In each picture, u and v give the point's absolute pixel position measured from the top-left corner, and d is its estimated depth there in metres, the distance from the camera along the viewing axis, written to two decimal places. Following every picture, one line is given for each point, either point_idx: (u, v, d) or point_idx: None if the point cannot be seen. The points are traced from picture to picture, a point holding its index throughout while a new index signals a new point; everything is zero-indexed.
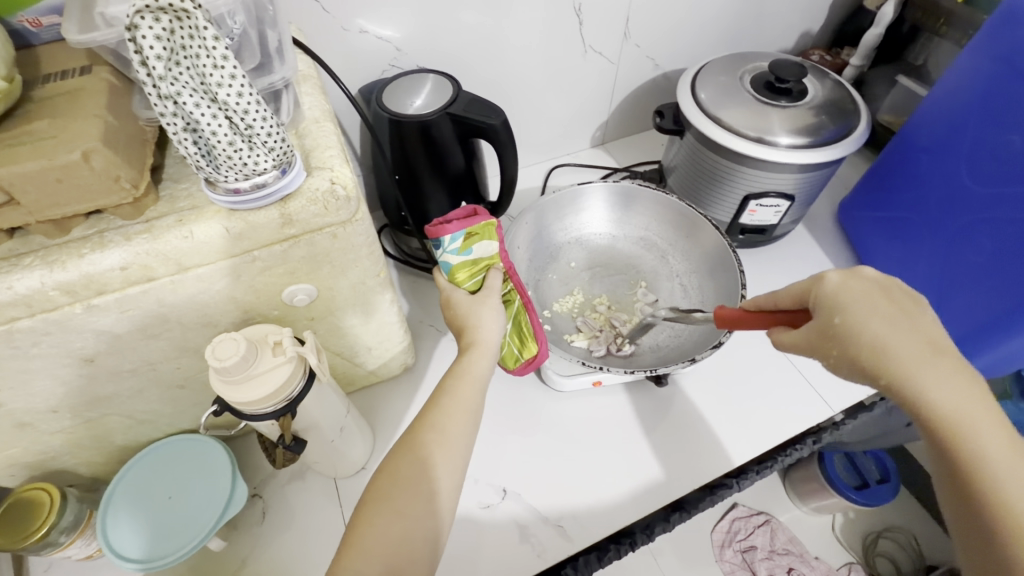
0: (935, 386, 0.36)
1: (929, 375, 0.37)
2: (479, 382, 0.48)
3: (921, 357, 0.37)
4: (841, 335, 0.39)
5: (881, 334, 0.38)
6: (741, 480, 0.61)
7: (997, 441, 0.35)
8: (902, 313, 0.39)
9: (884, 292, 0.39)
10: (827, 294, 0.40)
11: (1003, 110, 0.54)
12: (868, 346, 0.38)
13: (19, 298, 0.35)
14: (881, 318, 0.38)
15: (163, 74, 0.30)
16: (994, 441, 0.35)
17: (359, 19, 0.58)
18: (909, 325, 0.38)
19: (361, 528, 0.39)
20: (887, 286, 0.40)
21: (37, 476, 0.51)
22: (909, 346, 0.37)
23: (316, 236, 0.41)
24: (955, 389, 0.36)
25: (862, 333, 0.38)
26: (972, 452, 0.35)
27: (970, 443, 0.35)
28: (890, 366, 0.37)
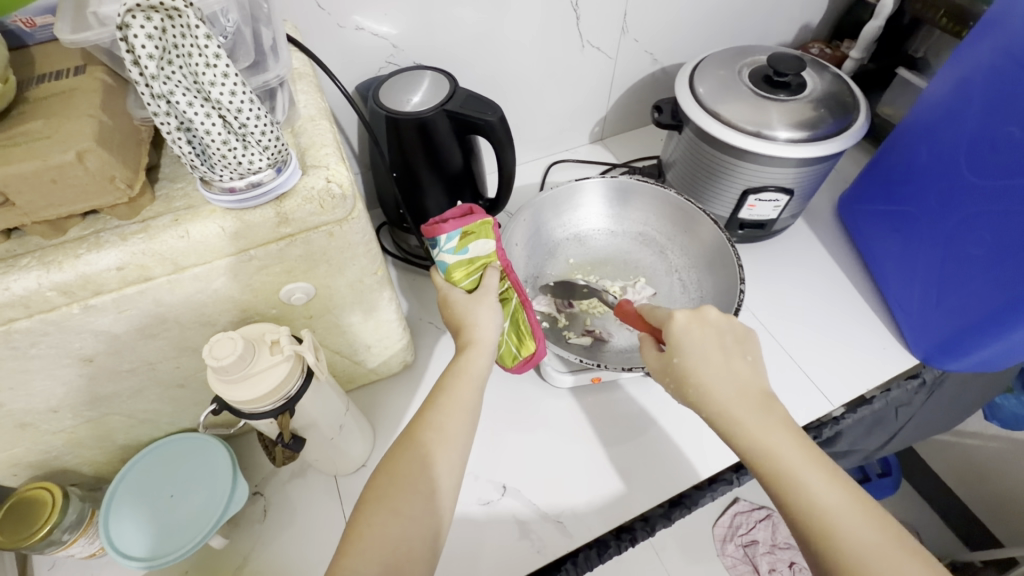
0: (748, 422, 0.42)
1: (742, 413, 0.43)
2: (476, 380, 0.48)
3: (733, 394, 0.44)
4: (678, 376, 0.46)
5: (704, 375, 0.44)
6: (742, 474, 0.61)
7: (804, 459, 0.40)
8: (726, 353, 0.45)
9: (717, 333, 0.46)
10: (671, 336, 0.47)
11: (1003, 102, 0.54)
12: (694, 388, 0.45)
13: (16, 298, 0.35)
14: (708, 359, 0.45)
15: (155, 73, 0.30)
16: (800, 460, 0.40)
17: (355, 15, 0.58)
18: (730, 364, 0.45)
19: (358, 528, 0.40)
20: (721, 328, 0.47)
21: (38, 476, 0.51)
22: (725, 384, 0.44)
23: (312, 235, 0.41)
24: (765, 420, 0.42)
25: (692, 374, 0.45)
26: (783, 471, 0.40)
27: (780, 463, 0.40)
28: (714, 404, 0.44)
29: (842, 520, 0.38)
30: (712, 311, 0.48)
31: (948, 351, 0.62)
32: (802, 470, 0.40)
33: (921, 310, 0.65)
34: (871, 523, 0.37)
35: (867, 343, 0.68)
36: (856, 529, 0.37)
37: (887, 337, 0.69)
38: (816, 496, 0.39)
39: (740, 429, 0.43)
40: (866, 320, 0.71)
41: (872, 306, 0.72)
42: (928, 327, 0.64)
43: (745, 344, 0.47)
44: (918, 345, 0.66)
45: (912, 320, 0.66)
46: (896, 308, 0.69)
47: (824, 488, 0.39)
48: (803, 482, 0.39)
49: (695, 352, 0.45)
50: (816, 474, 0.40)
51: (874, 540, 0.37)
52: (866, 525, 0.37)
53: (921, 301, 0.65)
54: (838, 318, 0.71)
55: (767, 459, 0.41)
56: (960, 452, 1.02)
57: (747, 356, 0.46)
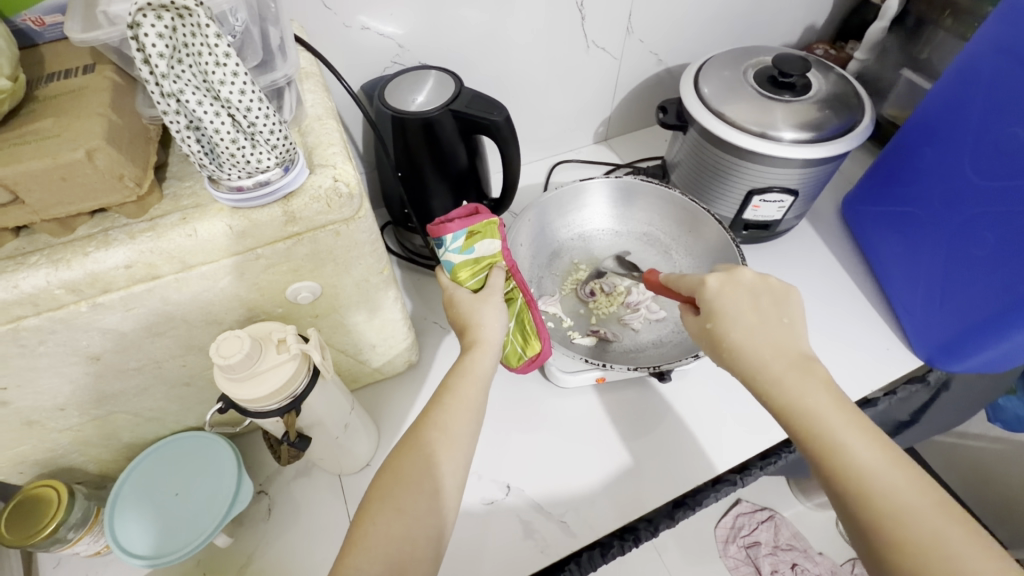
0: (785, 381, 0.43)
1: (781, 373, 0.43)
2: (481, 380, 0.48)
3: (771, 355, 0.44)
4: (713, 338, 0.46)
5: (740, 337, 0.45)
6: (745, 475, 0.60)
7: (841, 417, 0.41)
8: (763, 315, 0.46)
9: (752, 295, 0.47)
10: (706, 301, 0.47)
11: (1009, 103, 0.54)
12: (731, 349, 0.45)
13: (25, 296, 0.35)
14: (745, 323, 0.45)
15: (166, 72, 0.30)
16: (838, 419, 0.40)
17: (361, 15, 0.58)
18: (767, 325, 0.45)
19: (363, 527, 0.40)
20: (757, 289, 0.47)
21: (44, 474, 0.51)
22: (762, 345, 0.44)
23: (319, 234, 0.41)
24: (803, 379, 0.42)
25: (728, 337, 0.45)
26: (819, 429, 0.40)
27: (815, 421, 0.41)
28: (750, 363, 0.44)
29: (880, 479, 0.37)
30: (745, 275, 0.48)
31: (951, 352, 0.62)
32: (839, 430, 0.40)
33: (925, 310, 0.65)
34: (910, 483, 0.37)
35: (871, 344, 0.68)
36: (897, 490, 0.37)
37: (891, 338, 0.69)
38: (856, 454, 0.39)
39: (778, 386, 0.43)
40: (870, 321, 0.71)
41: (876, 306, 0.72)
42: (932, 329, 0.64)
43: (780, 304, 0.47)
44: (922, 347, 0.66)
45: (916, 321, 0.66)
46: (900, 309, 0.69)
47: (862, 446, 0.39)
48: (839, 440, 0.39)
49: (730, 312, 0.46)
50: (855, 433, 0.40)
51: (914, 502, 0.36)
52: (907, 486, 0.37)
53: (924, 301, 0.65)
54: (841, 318, 0.71)
55: (805, 416, 0.41)
56: (963, 453, 1.02)
57: (784, 317, 0.46)
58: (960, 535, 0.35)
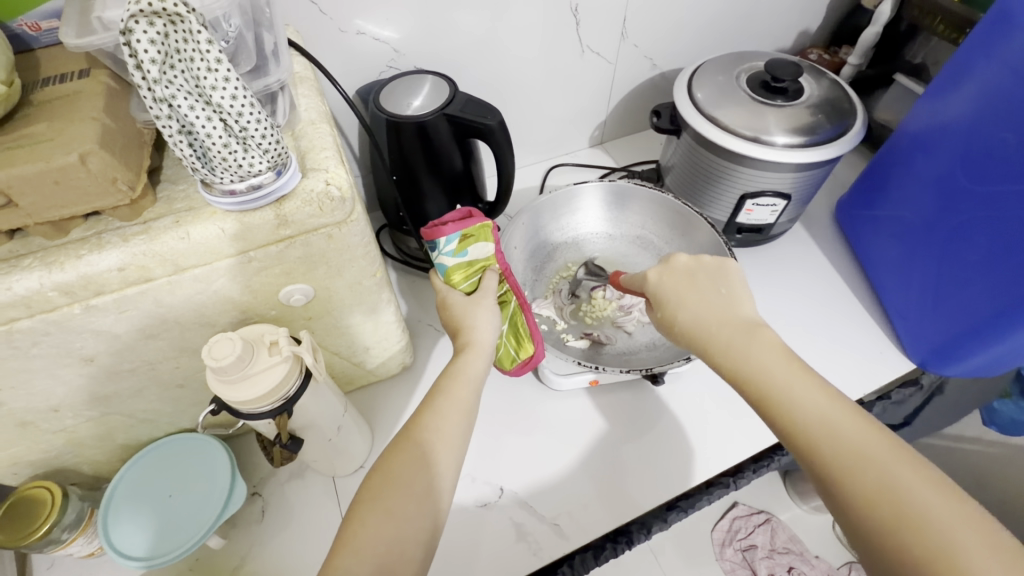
0: (733, 345, 0.43)
1: (727, 339, 0.43)
2: (473, 382, 0.48)
3: (716, 325, 0.44)
4: (666, 323, 0.47)
5: (691, 315, 0.45)
6: (738, 479, 0.62)
7: (791, 371, 0.40)
8: (702, 292, 0.46)
9: (689, 276, 0.48)
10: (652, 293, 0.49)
11: (998, 107, 0.54)
12: (682, 330, 0.45)
13: (18, 298, 0.36)
14: (688, 303, 0.46)
15: (157, 77, 0.31)
16: (782, 374, 0.40)
17: (357, 20, 0.58)
18: (709, 300, 0.46)
19: (353, 527, 0.40)
20: (693, 270, 0.49)
21: (38, 475, 0.52)
22: (708, 318, 0.45)
23: (311, 237, 0.42)
24: (750, 341, 0.42)
25: (679, 319, 0.46)
26: (769, 387, 0.40)
27: (767, 378, 0.40)
28: (701, 336, 0.44)
29: (829, 427, 0.37)
30: (682, 259, 0.50)
31: (945, 356, 0.62)
32: (789, 386, 0.39)
33: (919, 314, 0.65)
34: (863, 429, 0.36)
35: (865, 348, 0.68)
36: (845, 436, 0.36)
37: (885, 343, 0.69)
38: (802, 408, 0.38)
39: (727, 353, 0.43)
40: (864, 325, 0.71)
41: (869, 310, 0.72)
42: (925, 333, 0.64)
43: (716, 278, 0.48)
44: (915, 351, 0.66)
45: (910, 326, 0.66)
46: (893, 313, 0.69)
47: (811, 398, 0.38)
48: (789, 393, 0.39)
49: (678, 296, 0.47)
50: (803, 387, 0.39)
51: (864, 444, 0.35)
52: (857, 431, 0.36)
53: (918, 306, 0.65)
54: (835, 322, 0.71)
55: (752, 377, 0.41)
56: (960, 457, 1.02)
57: (720, 288, 0.47)
58: (911, 475, 0.33)
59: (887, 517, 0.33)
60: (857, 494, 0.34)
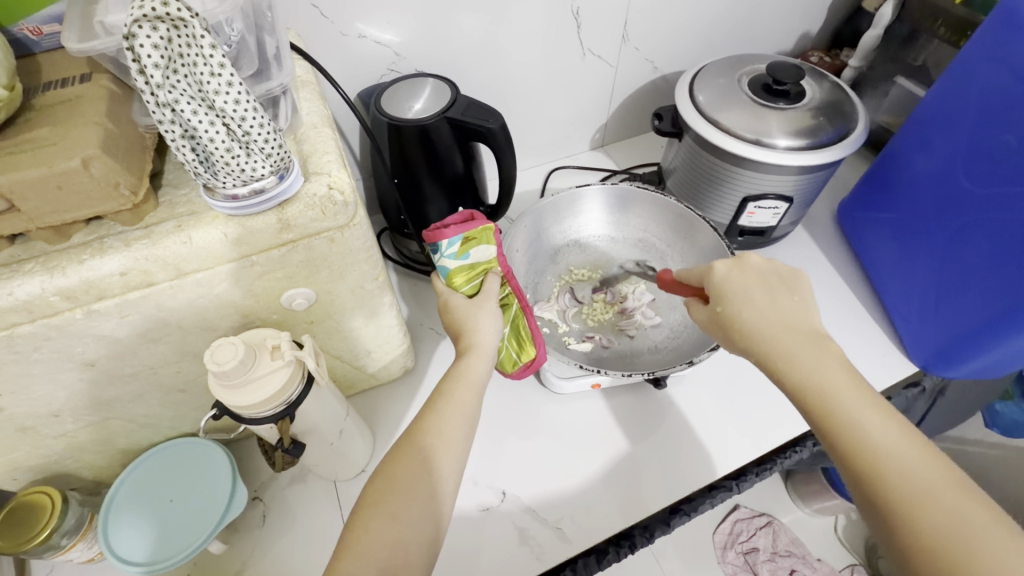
0: (798, 355, 0.43)
1: (791, 349, 0.43)
2: (476, 386, 0.48)
3: (783, 332, 0.44)
4: (724, 323, 0.47)
5: (754, 319, 0.45)
6: (741, 482, 0.61)
7: (856, 391, 0.40)
8: (773, 296, 0.46)
9: (762, 278, 0.47)
10: (715, 287, 0.48)
11: (1001, 108, 0.54)
12: (743, 331, 0.45)
13: (19, 303, 0.36)
14: (756, 304, 0.45)
15: (160, 82, 0.31)
16: (849, 393, 0.40)
17: (358, 23, 0.58)
18: (779, 306, 0.45)
19: (357, 532, 0.40)
20: (766, 273, 0.48)
21: (39, 480, 0.52)
22: (774, 324, 0.44)
23: (313, 241, 0.41)
24: (817, 354, 0.43)
25: (740, 320, 0.45)
26: (835, 403, 0.40)
27: (831, 394, 0.40)
28: (763, 342, 0.44)
29: (895, 454, 0.37)
30: (753, 259, 0.48)
31: (947, 358, 0.62)
32: (855, 406, 0.40)
33: (921, 316, 0.65)
34: (926, 461, 0.37)
35: (867, 351, 0.68)
36: (911, 467, 0.36)
37: (886, 346, 0.69)
38: (870, 431, 0.38)
39: (793, 362, 0.42)
40: (865, 328, 0.71)
41: (870, 312, 0.72)
42: (927, 335, 0.64)
43: (787, 284, 0.47)
44: (917, 353, 0.66)
45: (911, 327, 0.66)
46: (895, 315, 0.69)
47: (876, 423, 0.39)
48: (853, 414, 0.39)
49: (743, 296, 0.46)
50: (869, 411, 0.39)
51: (930, 478, 0.36)
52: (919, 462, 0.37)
53: (920, 308, 0.65)
54: (837, 324, 0.71)
55: (818, 391, 0.41)
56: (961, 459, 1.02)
57: (794, 295, 0.46)
58: (979, 515, 0.34)
59: (944, 550, 0.33)
60: (915, 522, 0.35)
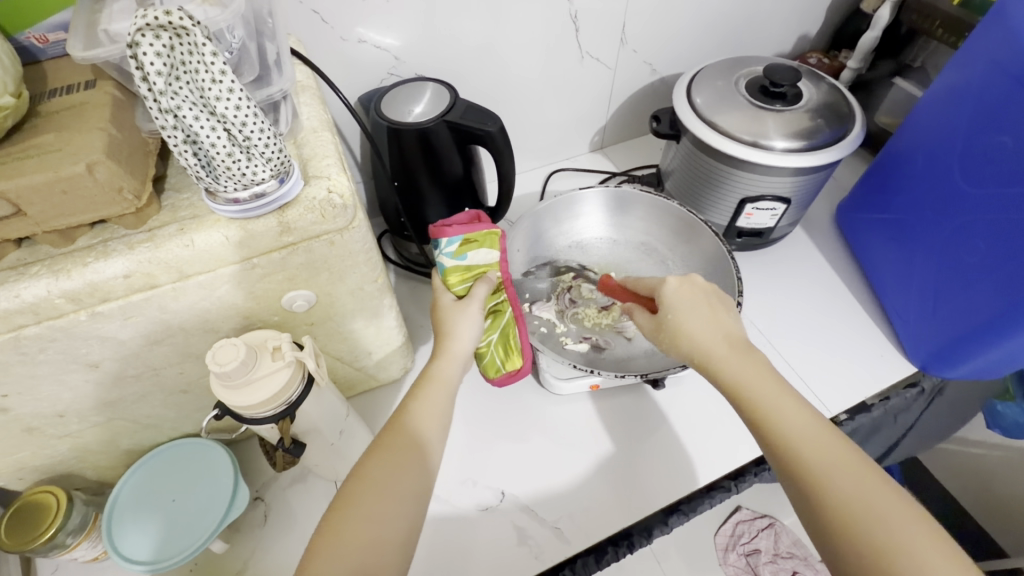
0: (729, 359, 0.45)
1: (726, 356, 0.46)
2: (449, 386, 0.49)
3: (720, 338, 0.47)
4: (667, 332, 0.48)
5: (694, 327, 0.47)
6: (739, 482, 0.62)
7: (778, 390, 0.43)
8: (713, 309, 0.48)
9: (705, 297, 0.49)
10: (664, 300, 0.49)
11: (994, 112, 0.54)
12: (683, 338, 0.47)
13: (26, 305, 0.36)
14: (694, 315, 0.47)
15: (163, 89, 0.31)
16: (774, 396, 0.43)
17: (358, 28, 0.59)
18: (712, 317, 0.48)
19: (327, 536, 0.40)
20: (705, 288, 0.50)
21: (45, 480, 0.52)
22: (711, 333, 0.47)
23: (313, 243, 0.42)
24: (744, 358, 0.45)
25: (681, 329, 0.47)
26: (758, 403, 0.43)
27: (753, 395, 0.43)
28: (700, 351, 0.46)
29: (809, 444, 0.40)
30: (700, 278, 0.50)
31: (946, 359, 0.62)
32: (775, 401, 0.43)
33: (919, 317, 0.65)
34: (833, 446, 0.40)
35: (865, 352, 0.68)
36: (824, 454, 0.40)
37: (885, 346, 0.69)
38: (789, 426, 0.41)
39: (725, 367, 0.45)
40: (864, 329, 0.71)
41: (870, 313, 0.72)
42: (925, 336, 0.64)
43: (724, 300, 0.49)
44: (915, 354, 0.66)
45: (910, 328, 0.67)
46: (894, 316, 0.69)
47: (794, 416, 0.42)
48: (775, 410, 0.42)
49: (684, 309, 0.48)
50: (789, 405, 0.42)
51: (837, 462, 0.39)
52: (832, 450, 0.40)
53: (918, 309, 0.65)
54: (836, 325, 0.71)
55: (748, 393, 0.44)
56: (967, 461, 1.01)
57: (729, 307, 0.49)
58: (880, 491, 0.38)
59: (857, 527, 0.36)
60: (830, 503, 0.38)
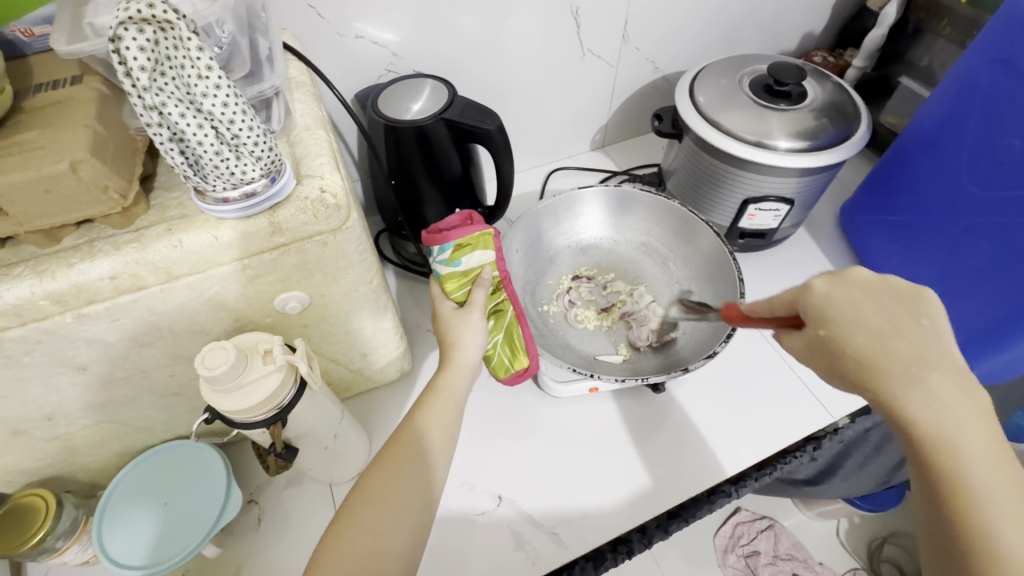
0: (930, 394, 0.36)
1: (927, 388, 0.36)
2: (455, 399, 0.49)
3: (916, 365, 0.37)
4: (829, 345, 0.39)
5: (873, 349, 0.38)
6: (740, 487, 0.58)
7: (985, 443, 0.35)
8: (905, 326, 0.38)
9: (878, 302, 0.39)
10: (815, 306, 0.40)
11: (1003, 113, 0.54)
12: (858, 358, 0.38)
13: (9, 307, 0.35)
14: (872, 335, 0.38)
15: (147, 85, 0.30)
16: (979, 446, 0.35)
17: (356, 23, 0.58)
18: (906, 337, 0.37)
19: (329, 548, 0.40)
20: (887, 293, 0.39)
21: (34, 482, 0.51)
22: (903, 357, 0.37)
23: (306, 244, 0.41)
24: (954, 395, 0.36)
25: (852, 347, 0.38)
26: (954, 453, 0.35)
27: (951, 442, 0.35)
28: (879, 377, 0.37)
29: (999, 520, 0.34)
30: (858, 273, 0.41)
31: None
32: (976, 461, 0.35)
33: None
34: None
35: None
36: (1018, 538, 0.33)
37: None
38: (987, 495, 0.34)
39: (918, 400, 0.36)
40: None
41: None
42: None
43: (919, 306, 0.39)
44: None
45: None
46: None
47: (992, 482, 0.34)
48: (972, 472, 0.35)
49: (861, 326, 0.38)
50: (992, 469, 0.35)
51: None
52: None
53: None
54: None
55: (944, 441, 0.35)
56: None
57: (922, 317, 0.38)
58: None
59: None
60: None
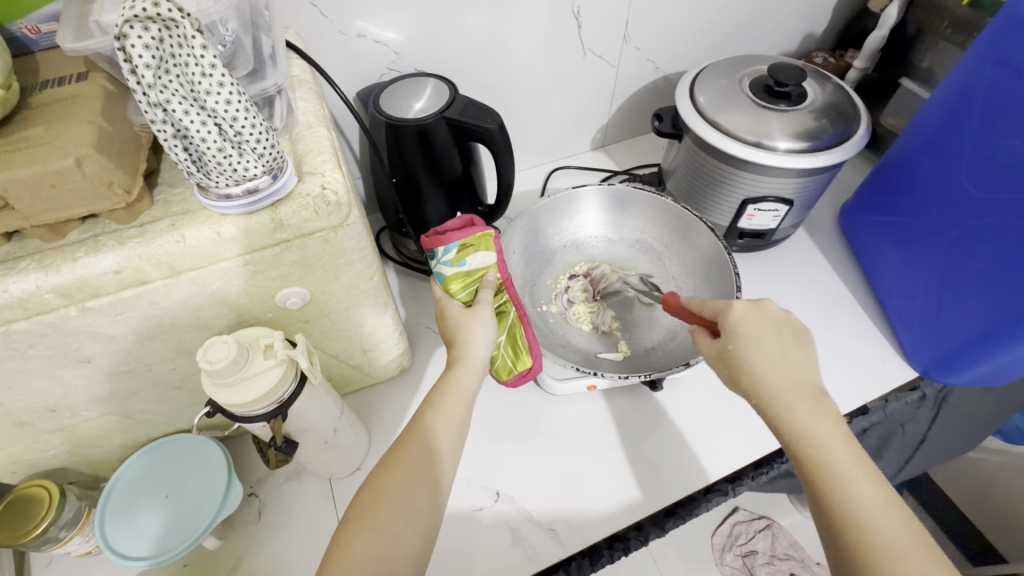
0: (797, 409, 0.43)
1: (794, 403, 0.43)
2: (465, 398, 0.49)
3: (789, 384, 0.44)
4: (730, 361, 0.46)
5: (761, 363, 0.45)
6: (737, 486, 0.60)
7: (848, 451, 0.41)
8: (785, 351, 0.45)
9: (776, 326, 0.46)
10: (728, 324, 0.47)
11: (1001, 114, 0.54)
12: (749, 373, 0.45)
13: (14, 300, 0.36)
14: (763, 348, 0.45)
15: (152, 82, 0.31)
16: (846, 453, 0.41)
17: (358, 22, 0.58)
18: (784, 356, 0.45)
19: (341, 547, 0.40)
20: (780, 322, 0.47)
21: (37, 473, 0.52)
22: (780, 376, 0.44)
23: (307, 241, 0.41)
24: (816, 412, 0.43)
25: (745, 360, 0.45)
26: (819, 457, 0.41)
27: (818, 448, 0.41)
28: (762, 393, 0.44)
29: (868, 513, 0.38)
30: (772, 306, 0.47)
31: (947, 364, 0.62)
32: (842, 463, 0.41)
33: (922, 322, 0.64)
34: (897, 523, 0.38)
35: (868, 358, 0.68)
36: (885, 529, 0.38)
37: (887, 350, 0.69)
38: (853, 492, 0.39)
39: (789, 415, 0.43)
40: (868, 334, 0.70)
41: (871, 317, 0.72)
42: (928, 341, 0.63)
43: (800, 338, 0.46)
44: (917, 359, 0.65)
45: (913, 333, 0.66)
46: (897, 321, 0.68)
47: (860, 483, 0.40)
48: (841, 473, 0.40)
49: (752, 343, 0.45)
50: (858, 471, 0.40)
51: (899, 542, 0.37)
52: (891, 526, 0.38)
53: (921, 313, 0.64)
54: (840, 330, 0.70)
55: (811, 448, 0.42)
56: (969, 468, 1.00)
57: (802, 347, 0.46)
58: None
59: None
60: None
